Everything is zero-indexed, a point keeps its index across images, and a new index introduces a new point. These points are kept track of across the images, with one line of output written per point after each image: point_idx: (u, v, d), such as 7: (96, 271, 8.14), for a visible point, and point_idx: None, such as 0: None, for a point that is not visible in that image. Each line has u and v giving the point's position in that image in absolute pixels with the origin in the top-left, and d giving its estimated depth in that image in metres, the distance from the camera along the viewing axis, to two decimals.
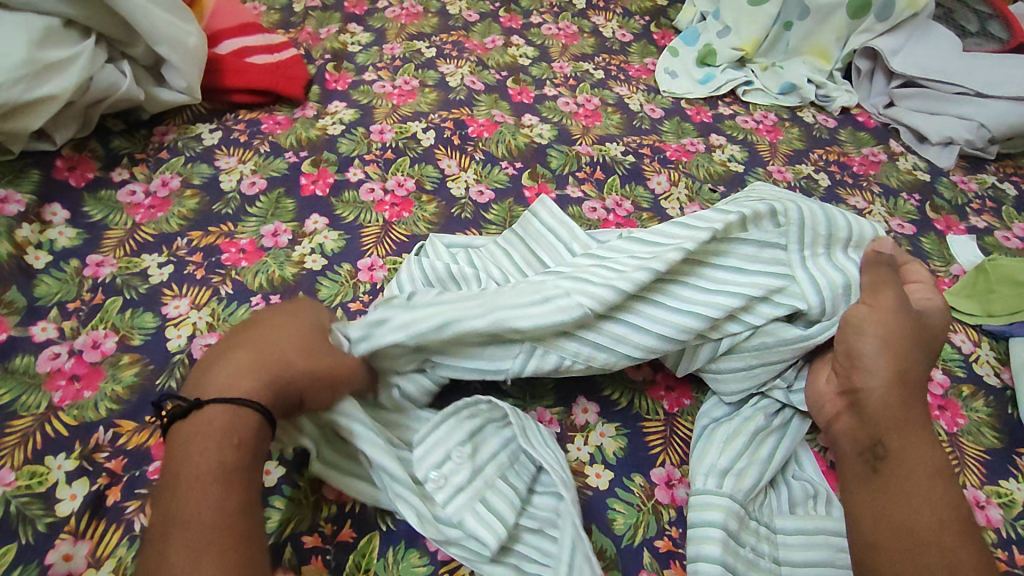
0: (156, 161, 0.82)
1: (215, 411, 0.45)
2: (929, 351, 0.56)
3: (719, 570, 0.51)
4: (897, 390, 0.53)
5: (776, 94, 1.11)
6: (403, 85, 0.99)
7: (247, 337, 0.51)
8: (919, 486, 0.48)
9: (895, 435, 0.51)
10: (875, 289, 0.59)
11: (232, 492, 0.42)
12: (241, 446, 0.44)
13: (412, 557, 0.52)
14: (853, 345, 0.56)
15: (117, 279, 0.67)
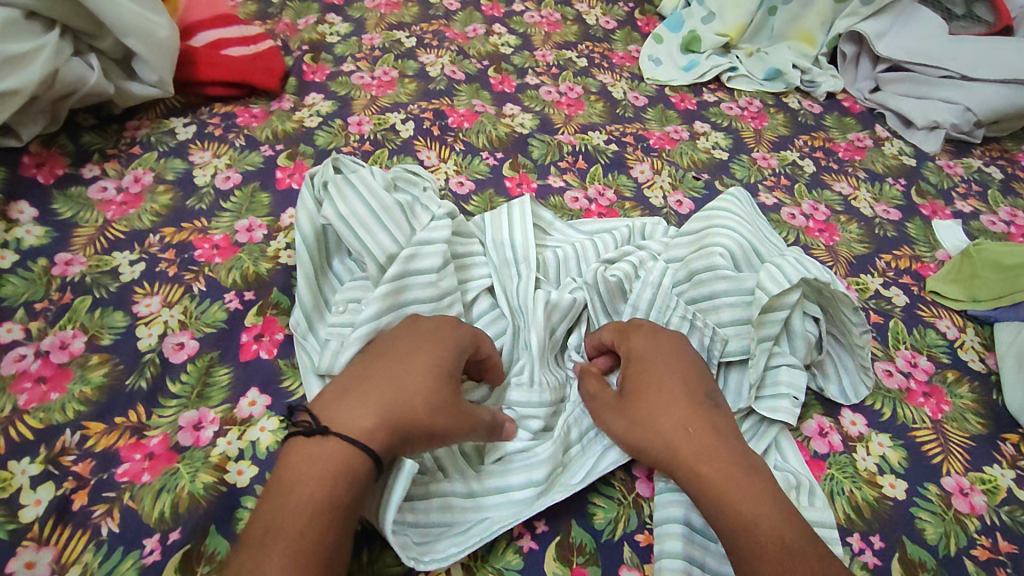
0: (128, 157, 0.80)
1: (330, 441, 0.47)
2: (651, 364, 0.56)
3: (682, 564, 0.51)
4: (628, 409, 0.54)
5: (762, 80, 1.10)
6: (383, 75, 0.97)
7: (389, 381, 0.50)
8: (730, 484, 0.49)
9: (701, 469, 0.50)
10: (625, 338, 0.59)
11: (329, 529, 0.43)
12: (354, 485, 0.45)
13: (388, 556, 0.51)
14: (651, 380, 0.55)
15: (87, 278, 0.66)
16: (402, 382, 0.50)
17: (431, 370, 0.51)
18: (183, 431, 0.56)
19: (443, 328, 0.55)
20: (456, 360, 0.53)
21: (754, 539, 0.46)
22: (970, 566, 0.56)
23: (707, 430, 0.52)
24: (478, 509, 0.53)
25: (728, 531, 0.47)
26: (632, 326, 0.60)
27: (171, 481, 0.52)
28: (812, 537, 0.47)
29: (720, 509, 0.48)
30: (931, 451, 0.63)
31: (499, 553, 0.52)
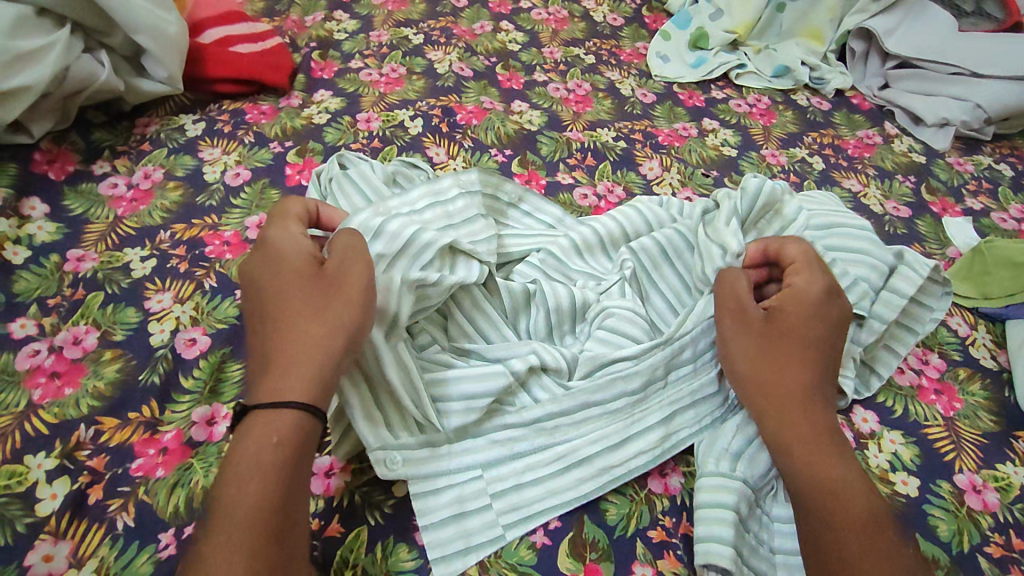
0: (138, 153, 0.80)
1: (253, 416, 0.45)
2: (818, 315, 0.57)
3: (731, 551, 0.50)
4: (771, 347, 0.56)
5: (770, 77, 1.10)
6: (391, 72, 0.97)
7: (273, 331, 0.48)
8: (832, 453, 0.51)
9: (805, 421, 0.52)
10: (799, 274, 0.59)
11: (271, 495, 0.41)
12: (284, 443, 0.43)
13: (401, 551, 0.51)
14: (810, 329, 0.56)
15: (99, 274, 0.66)
16: (284, 320, 0.48)
17: (300, 284, 0.50)
18: (197, 426, 0.56)
19: (266, 244, 0.53)
20: (302, 256, 0.52)
21: (829, 498, 0.48)
22: (983, 563, 0.55)
23: (822, 393, 0.54)
24: (444, 475, 0.54)
25: (809, 480, 0.49)
26: (815, 263, 0.59)
27: (185, 476, 0.52)
28: (891, 526, 0.47)
29: (805, 460, 0.50)
30: (944, 448, 0.63)
31: (513, 548, 0.52)
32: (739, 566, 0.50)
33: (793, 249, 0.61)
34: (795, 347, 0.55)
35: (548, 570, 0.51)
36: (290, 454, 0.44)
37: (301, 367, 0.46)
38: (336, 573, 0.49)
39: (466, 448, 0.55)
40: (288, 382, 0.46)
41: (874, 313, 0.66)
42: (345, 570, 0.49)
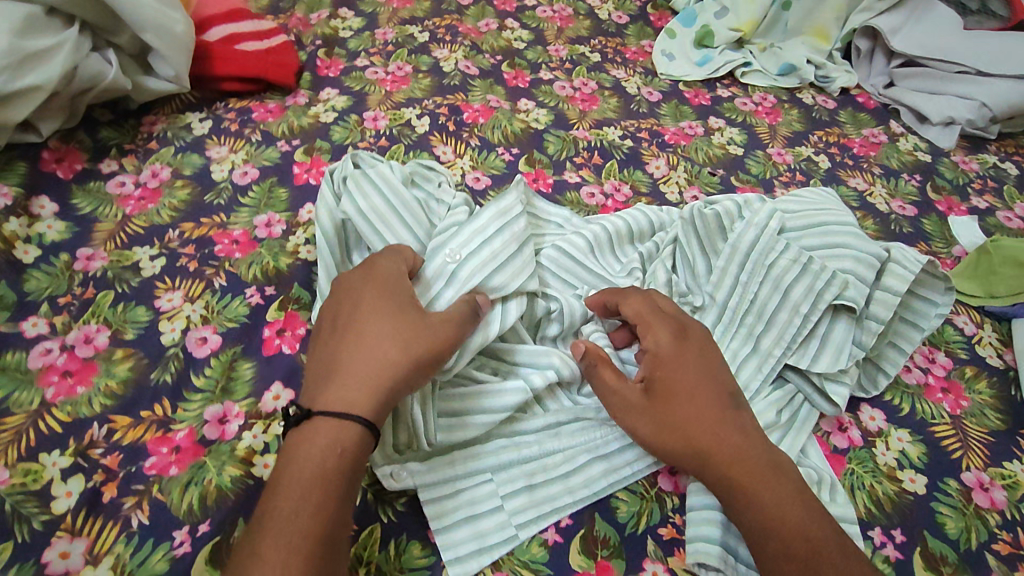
0: (146, 152, 0.80)
1: (317, 422, 0.48)
2: (693, 353, 0.57)
3: (718, 549, 0.52)
4: (663, 397, 0.54)
5: (775, 75, 1.10)
6: (397, 70, 0.97)
7: (352, 342, 0.52)
8: (766, 480, 0.50)
9: (730, 467, 0.51)
10: (645, 329, 0.58)
11: (329, 504, 0.45)
12: (344, 456, 0.47)
13: (415, 549, 0.51)
14: (680, 370, 0.56)
15: (109, 272, 0.66)
16: (365, 339, 0.52)
17: (388, 312, 0.54)
18: (209, 424, 0.56)
19: (367, 266, 0.57)
20: (404, 292, 0.56)
21: (779, 536, 0.48)
22: (991, 560, 0.56)
23: (735, 431, 0.53)
24: (458, 482, 0.54)
25: (752, 525, 0.49)
26: (652, 314, 0.59)
27: (199, 474, 0.53)
28: (839, 537, 0.48)
29: (746, 505, 0.50)
30: (951, 446, 0.63)
31: (525, 546, 0.52)
32: (729, 564, 0.52)
33: (626, 304, 0.60)
34: (685, 393, 0.54)
35: (559, 567, 0.51)
36: (345, 467, 0.47)
37: (369, 385, 0.50)
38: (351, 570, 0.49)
39: (478, 453, 0.55)
40: (354, 386, 0.50)
41: (872, 312, 0.66)
42: (359, 566, 0.49)
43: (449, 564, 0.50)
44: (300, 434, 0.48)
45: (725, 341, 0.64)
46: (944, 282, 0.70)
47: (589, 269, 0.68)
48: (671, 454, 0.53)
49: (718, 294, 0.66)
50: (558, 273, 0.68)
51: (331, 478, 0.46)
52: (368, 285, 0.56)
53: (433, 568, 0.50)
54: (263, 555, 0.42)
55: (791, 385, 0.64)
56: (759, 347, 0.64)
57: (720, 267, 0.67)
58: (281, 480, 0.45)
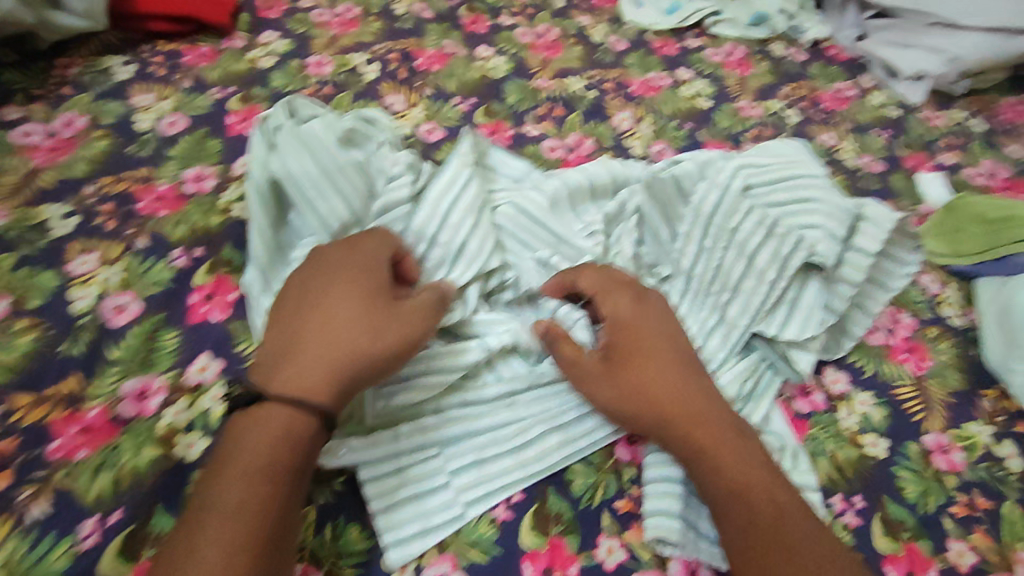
0: (56, 98, 0.71)
1: (272, 406, 0.44)
2: (663, 322, 0.54)
3: (680, 524, 0.49)
4: (627, 365, 0.51)
5: (747, 26, 1.04)
6: (344, 12, 0.89)
7: (320, 323, 0.48)
8: (728, 447, 0.48)
9: (693, 433, 0.49)
10: (602, 298, 0.56)
11: (277, 490, 0.41)
12: (297, 445, 0.43)
13: (354, 531, 0.47)
14: (646, 337, 0.53)
15: (11, 233, 0.59)
16: (339, 321, 0.48)
17: (366, 293, 0.50)
18: (126, 400, 0.51)
19: (348, 242, 0.53)
20: (378, 274, 0.51)
21: (745, 502, 0.46)
22: (948, 524, 0.55)
23: (697, 393, 0.50)
24: (401, 458, 0.50)
25: (717, 493, 0.47)
26: (609, 285, 0.56)
27: (113, 455, 0.48)
28: (800, 501, 0.46)
29: (709, 470, 0.47)
30: (912, 409, 0.62)
31: (473, 524, 0.49)
32: (691, 539, 0.49)
33: (581, 277, 0.57)
34: (652, 359, 0.51)
35: (509, 545, 0.48)
36: (298, 457, 0.43)
37: (331, 369, 0.46)
38: None
39: (425, 425, 0.51)
40: (312, 372, 0.46)
41: (842, 275, 0.64)
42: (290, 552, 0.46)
43: (390, 547, 0.47)
44: (247, 419, 0.44)
45: (692, 312, 0.61)
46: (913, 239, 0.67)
47: (544, 232, 0.63)
48: (635, 424, 0.50)
49: (683, 262, 0.63)
50: (513, 236, 0.63)
51: (275, 465, 0.42)
52: (335, 264, 0.51)
53: (372, 551, 0.47)
54: (199, 549, 0.38)
55: (756, 353, 0.62)
56: (725, 316, 0.61)
57: (683, 234, 0.64)
58: (222, 471, 0.42)
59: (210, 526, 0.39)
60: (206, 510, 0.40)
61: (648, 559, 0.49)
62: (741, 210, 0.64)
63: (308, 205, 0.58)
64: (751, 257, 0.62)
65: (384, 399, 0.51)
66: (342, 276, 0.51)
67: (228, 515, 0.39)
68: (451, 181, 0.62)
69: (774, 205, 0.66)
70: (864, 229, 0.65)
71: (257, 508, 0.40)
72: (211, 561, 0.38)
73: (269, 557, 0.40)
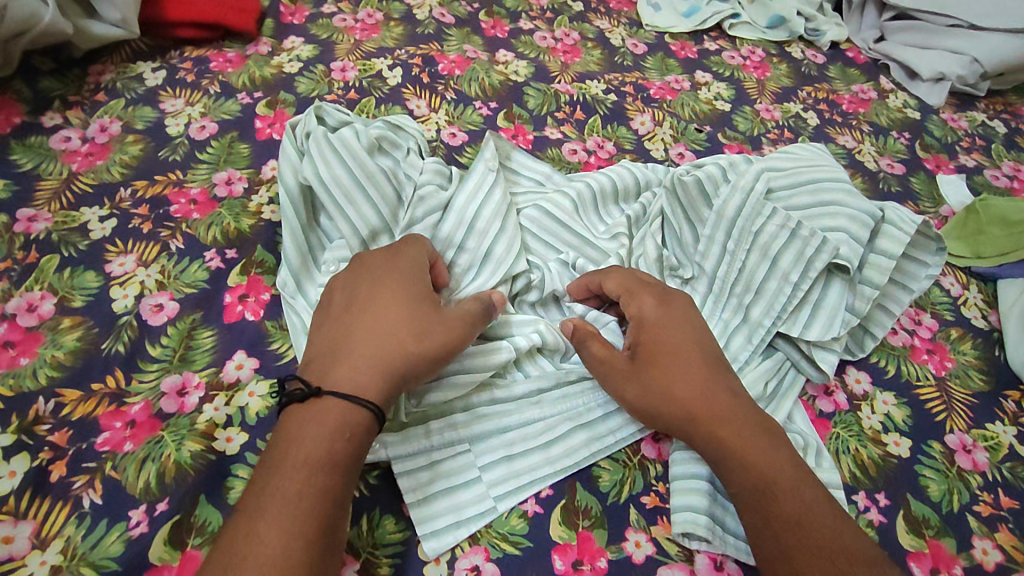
0: (92, 104, 0.74)
1: (326, 402, 0.45)
2: (693, 324, 0.55)
3: (706, 519, 0.50)
4: (657, 367, 0.52)
5: (764, 29, 1.05)
6: (367, 18, 0.91)
7: (365, 325, 0.50)
8: (757, 447, 0.49)
9: (721, 433, 0.49)
10: (629, 298, 0.57)
11: (331, 484, 0.43)
12: (353, 440, 0.45)
13: (388, 524, 0.49)
14: (675, 338, 0.53)
15: (53, 235, 0.61)
16: (382, 323, 0.50)
17: (407, 295, 0.51)
18: (166, 397, 0.52)
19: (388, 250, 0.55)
20: (418, 278, 0.53)
21: (773, 499, 0.46)
22: (973, 522, 0.56)
23: (723, 392, 0.51)
24: (434, 454, 0.51)
25: (745, 492, 0.47)
26: (636, 285, 0.57)
27: (156, 449, 0.49)
28: (830, 500, 0.47)
29: (735, 470, 0.48)
30: (935, 409, 0.62)
31: (503, 518, 0.50)
32: (717, 534, 0.50)
33: (607, 279, 0.58)
34: (683, 359, 0.52)
35: (539, 540, 0.49)
36: (352, 453, 0.44)
37: (376, 368, 0.47)
38: None
39: (456, 422, 0.53)
40: (358, 371, 0.47)
41: (865, 276, 0.65)
42: None
43: (424, 539, 0.48)
44: (303, 414, 0.45)
45: (714, 314, 0.62)
46: (935, 242, 0.68)
47: (569, 235, 0.64)
48: (668, 426, 0.51)
49: (706, 264, 0.64)
50: (538, 239, 0.64)
51: (332, 459, 0.43)
52: (375, 270, 0.53)
53: (408, 544, 0.48)
54: (261, 539, 0.39)
55: (779, 353, 0.62)
56: (749, 317, 0.62)
57: (706, 237, 0.64)
58: (282, 461, 0.43)
59: (270, 513, 0.40)
60: (266, 497, 0.41)
61: (675, 553, 0.50)
62: (763, 213, 0.64)
63: (340, 211, 0.60)
64: (775, 260, 0.63)
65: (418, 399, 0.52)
66: (386, 280, 0.52)
67: (287, 504, 0.41)
68: (478, 188, 0.64)
69: (797, 208, 0.67)
70: (885, 232, 0.66)
71: (313, 498, 0.42)
72: (271, 548, 0.39)
73: (322, 548, 0.41)
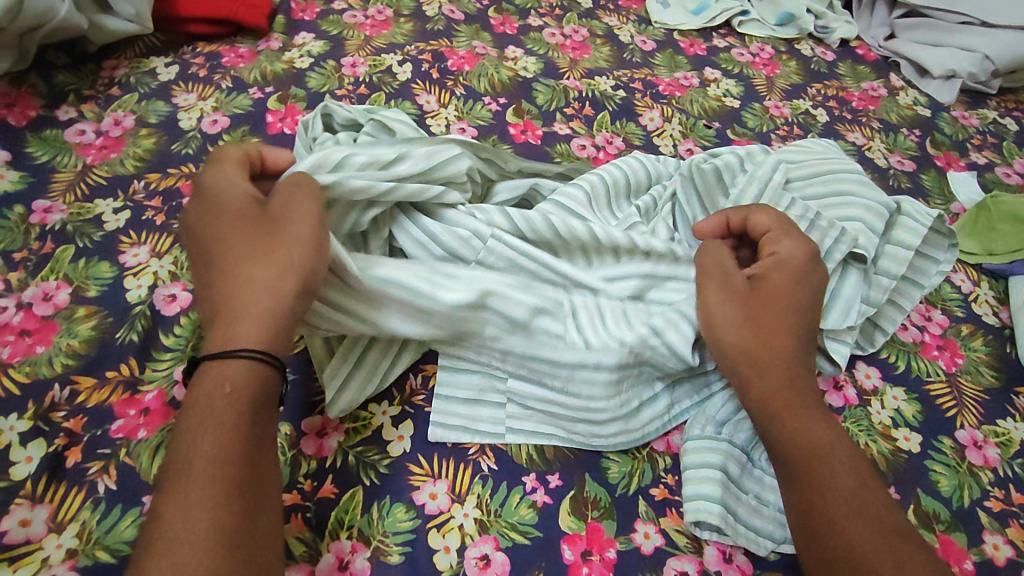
0: (106, 98, 0.74)
1: (209, 380, 0.42)
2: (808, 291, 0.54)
3: (718, 508, 0.50)
4: (759, 302, 0.52)
5: (773, 26, 1.05)
6: (377, 14, 0.91)
7: (242, 276, 0.46)
8: (816, 419, 0.48)
9: (792, 393, 0.49)
10: (774, 237, 0.57)
11: (237, 447, 0.40)
12: (237, 392, 0.42)
13: (399, 512, 0.49)
14: (794, 288, 0.53)
15: (68, 226, 0.62)
16: (269, 263, 0.46)
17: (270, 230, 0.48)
18: (179, 385, 0.53)
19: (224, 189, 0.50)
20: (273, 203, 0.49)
21: (816, 465, 0.46)
22: (983, 517, 0.55)
23: (807, 365, 0.51)
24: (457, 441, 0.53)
25: (792, 450, 0.47)
26: (784, 228, 0.57)
27: (169, 437, 0.50)
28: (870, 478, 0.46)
29: (794, 429, 0.48)
30: (945, 405, 0.62)
31: (513, 507, 0.50)
32: (729, 525, 0.50)
33: (760, 213, 0.58)
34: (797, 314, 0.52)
35: (548, 530, 0.49)
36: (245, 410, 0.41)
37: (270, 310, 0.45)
38: (333, 534, 0.47)
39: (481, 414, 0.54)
40: (259, 321, 0.44)
41: (880, 267, 0.65)
42: (340, 531, 0.48)
43: (435, 528, 0.48)
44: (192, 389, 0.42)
45: None
46: (947, 237, 0.69)
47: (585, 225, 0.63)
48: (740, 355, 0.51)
49: None
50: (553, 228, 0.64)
51: (234, 420, 0.41)
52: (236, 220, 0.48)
53: (419, 531, 0.48)
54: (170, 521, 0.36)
55: None
56: None
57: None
58: (181, 446, 0.40)
59: (175, 494, 0.37)
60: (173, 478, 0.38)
61: (684, 544, 0.50)
62: (781, 204, 0.64)
63: None
64: None
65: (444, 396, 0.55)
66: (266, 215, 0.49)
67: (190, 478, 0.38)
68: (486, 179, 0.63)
69: (816, 198, 0.67)
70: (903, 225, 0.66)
71: (219, 461, 0.39)
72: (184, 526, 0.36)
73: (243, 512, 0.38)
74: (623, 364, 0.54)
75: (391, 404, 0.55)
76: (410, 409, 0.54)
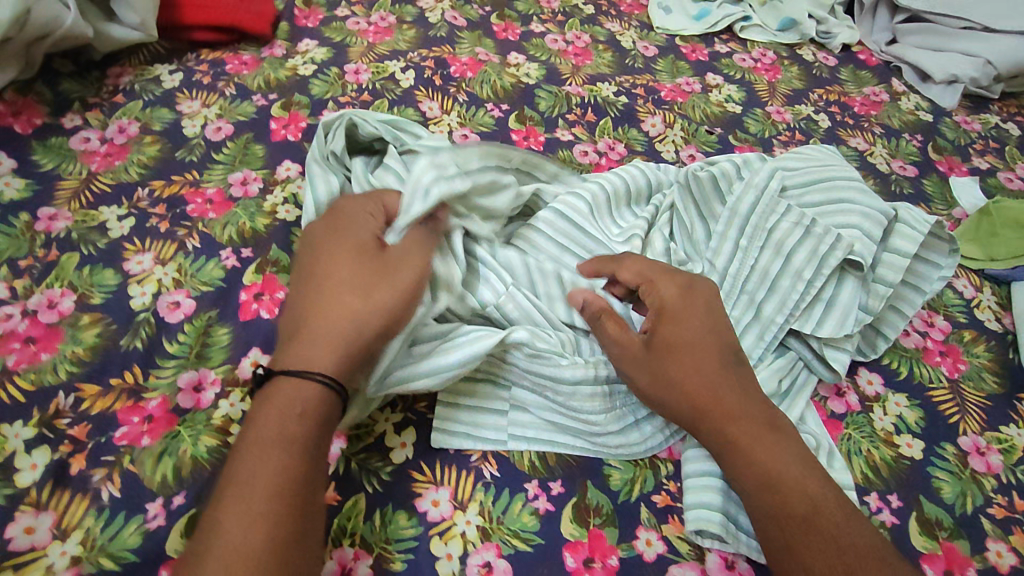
0: (111, 106, 0.75)
1: (282, 393, 0.44)
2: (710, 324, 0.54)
3: (720, 516, 0.50)
4: (660, 350, 0.52)
5: (775, 31, 1.05)
6: (380, 21, 0.92)
7: (331, 305, 0.48)
8: (761, 447, 0.48)
9: (730, 429, 0.49)
10: (647, 287, 0.56)
11: (299, 467, 0.41)
12: (306, 416, 0.43)
13: (401, 519, 0.49)
14: (687, 329, 0.53)
15: (73, 234, 0.62)
16: (351, 298, 0.48)
17: (362, 266, 0.51)
18: (183, 392, 0.53)
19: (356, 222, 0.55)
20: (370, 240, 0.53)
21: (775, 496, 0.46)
22: (986, 524, 0.55)
23: (735, 392, 0.50)
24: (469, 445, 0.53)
25: (750, 484, 0.47)
26: (653, 273, 0.57)
27: (173, 444, 0.50)
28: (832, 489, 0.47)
29: (745, 467, 0.48)
30: (948, 411, 0.62)
31: (515, 514, 0.50)
32: (731, 532, 0.50)
33: (621, 271, 0.58)
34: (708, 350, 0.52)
35: (549, 537, 0.50)
36: (310, 430, 0.43)
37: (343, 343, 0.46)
38: (334, 541, 0.47)
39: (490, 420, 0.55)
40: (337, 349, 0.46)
41: (879, 274, 0.65)
42: (342, 539, 0.48)
43: (436, 536, 0.49)
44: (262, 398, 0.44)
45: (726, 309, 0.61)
46: (948, 243, 0.68)
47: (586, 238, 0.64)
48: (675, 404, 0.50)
49: (717, 261, 0.63)
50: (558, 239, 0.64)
51: (303, 441, 0.42)
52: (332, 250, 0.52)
53: (421, 539, 0.49)
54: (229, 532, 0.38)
55: (792, 352, 0.62)
56: (761, 314, 0.61)
57: (718, 233, 0.64)
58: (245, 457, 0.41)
59: (236, 505, 0.39)
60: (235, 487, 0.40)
61: (686, 552, 0.50)
62: (777, 211, 0.65)
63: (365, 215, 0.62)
64: (788, 257, 0.63)
65: (456, 405, 0.55)
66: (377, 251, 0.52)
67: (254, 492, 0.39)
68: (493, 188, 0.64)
69: (812, 206, 0.68)
70: (901, 229, 0.66)
71: (279, 479, 0.40)
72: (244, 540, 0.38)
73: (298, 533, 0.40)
74: (612, 379, 0.55)
75: (393, 411, 0.55)
76: (412, 416, 0.55)
